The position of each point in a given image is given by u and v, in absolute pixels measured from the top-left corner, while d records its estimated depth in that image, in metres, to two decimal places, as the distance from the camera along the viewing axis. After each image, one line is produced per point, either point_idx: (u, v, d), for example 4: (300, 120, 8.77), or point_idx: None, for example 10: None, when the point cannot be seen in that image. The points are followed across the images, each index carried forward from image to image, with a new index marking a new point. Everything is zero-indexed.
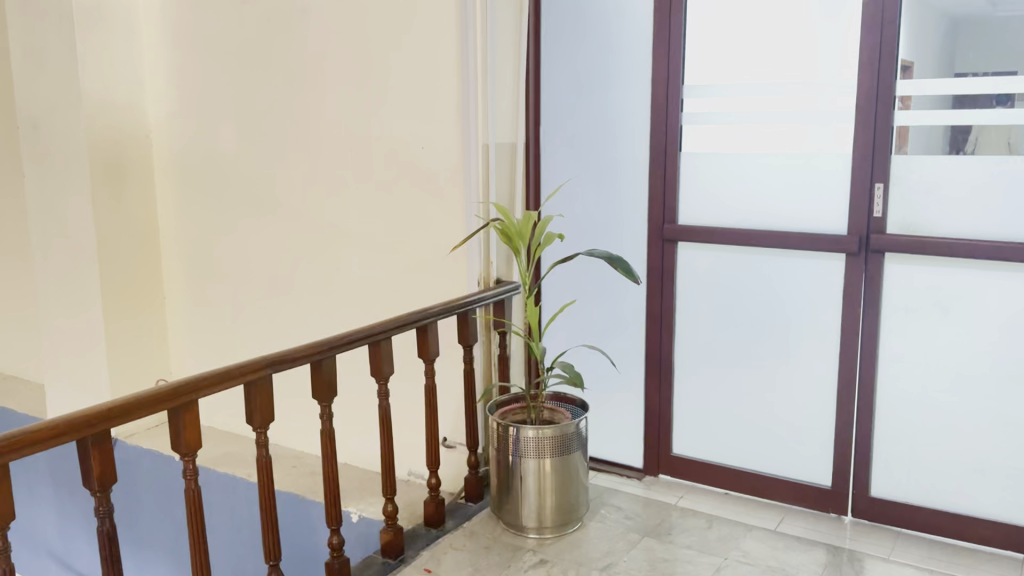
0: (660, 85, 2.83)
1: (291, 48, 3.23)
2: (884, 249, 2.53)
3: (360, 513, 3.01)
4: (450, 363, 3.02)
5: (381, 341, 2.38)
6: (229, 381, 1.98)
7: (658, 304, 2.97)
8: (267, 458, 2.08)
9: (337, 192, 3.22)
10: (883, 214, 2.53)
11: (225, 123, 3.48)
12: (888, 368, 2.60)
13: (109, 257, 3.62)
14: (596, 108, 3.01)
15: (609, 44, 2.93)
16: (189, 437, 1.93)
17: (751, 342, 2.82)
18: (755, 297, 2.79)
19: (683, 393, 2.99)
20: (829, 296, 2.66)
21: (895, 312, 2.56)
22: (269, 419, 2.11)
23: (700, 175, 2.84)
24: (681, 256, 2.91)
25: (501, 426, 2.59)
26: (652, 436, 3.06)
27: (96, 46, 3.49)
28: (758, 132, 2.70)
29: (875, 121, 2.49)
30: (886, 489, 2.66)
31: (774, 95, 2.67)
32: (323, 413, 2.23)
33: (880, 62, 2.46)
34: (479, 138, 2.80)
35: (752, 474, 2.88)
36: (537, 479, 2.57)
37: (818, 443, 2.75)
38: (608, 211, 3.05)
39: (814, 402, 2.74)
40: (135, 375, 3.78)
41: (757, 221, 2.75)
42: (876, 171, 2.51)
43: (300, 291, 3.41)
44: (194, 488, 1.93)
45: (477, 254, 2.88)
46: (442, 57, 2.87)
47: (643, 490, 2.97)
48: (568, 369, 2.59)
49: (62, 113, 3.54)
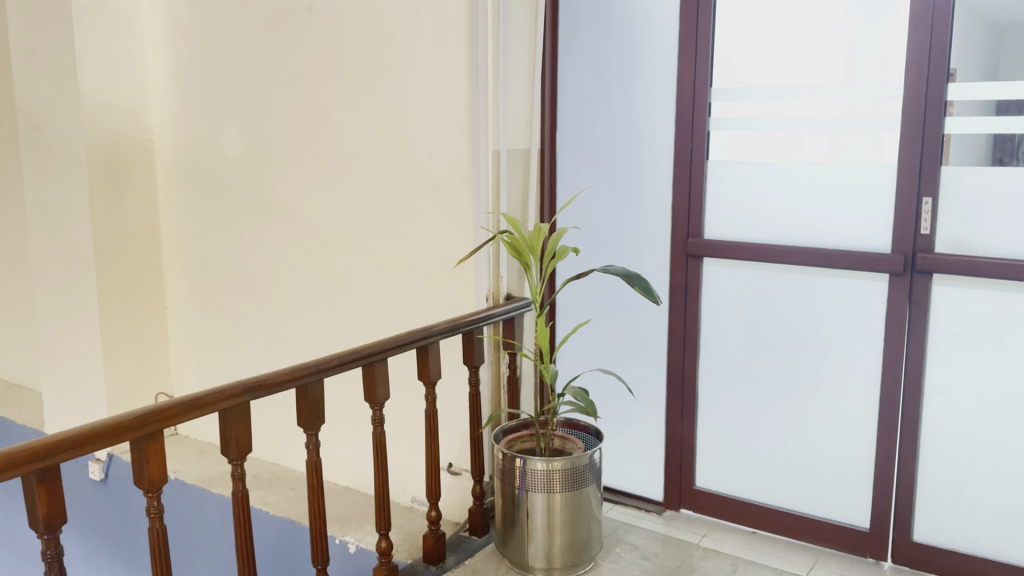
0: (686, 89, 2.62)
1: (295, 47, 3.06)
2: (931, 270, 2.29)
3: (358, 544, 2.80)
4: (456, 385, 2.81)
5: (375, 362, 2.19)
6: (200, 410, 1.80)
7: (681, 325, 2.74)
8: (244, 492, 1.89)
9: (341, 199, 3.04)
10: (931, 231, 2.29)
11: (227, 125, 3.32)
12: (934, 402, 2.36)
13: (107, 265, 3.46)
14: (617, 112, 2.79)
15: (631, 43, 2.72)
16: (153, 471, 1.75)
17: (784, 369, 2.59)
18: (787, 319, 2.56)
19: (707, 422, 2.77)
20: (868, 320, 2.42)
21: (943, 340, 2.32)
22: (246, 450, 1.92)
23: (728, 186, 2.61)
24: (706, 273, 2.69)
25: (507, 456, 2.39)
26: (673, 467, 2.84)
27: (95, 43, 3.34)
28: (792, 141, 2.47)
29: (923, 130, 2.26)
30: (931, 533, 2.41)
31: (810, 99, 2.44)
32: (309, 443, 2.04)
33: (930, 64, 2.23)
34: (489, 143, 2.61)
35: (782, 512, 2.64)
36: (546, 516, 2.36)
37: (854, 480, 2.52)
38: (628, 224, 2.83)
39: (851, 435, 2.50)
40: (134, 388, 3.62)
41: (791, 236, 2.52)
42: (923, 184, 2.28)
43: (303, 303, 3.24)
44: (159, 528, 1.75)
45: (486, 269, 2.68)
46: (452, 57, 2.67)
47: (662, 526, 2.75)
48: (580, 396, 2.37)
49: (60, 113, 3.38)
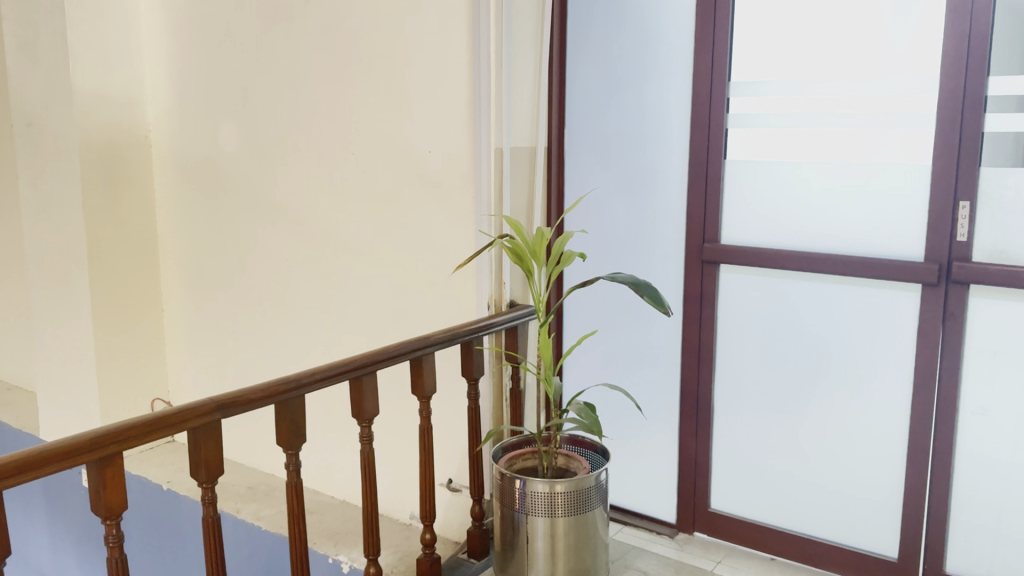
0: (703, 83, 2.44)
1: (292, 40, 2.92)
2: (968, 281, 2.10)
3: (351, 564, 2.65)
4: (455, 397, 2.65)
5: (363, 376, 2.04)
6: (164, 430, 1.66)
7: (696, 336, 2.57)
8: (215, 518, 1.76)
9: (339, 199, 2.90)
10: (968, 238, 2.10)
11: (224, 121, 3.19)
12: (969, 425, 2.17)
13: (100, 266, 3.34)
14: (628, 107, 2.61)
15: (645, 34, 2.54)
16: (111, 497, 1.60)
17: (805, 385, 2.41)
18: (810, 330, 2.38)
19: (723, 439, 2.59)
20: (898, 333, 2.24)
21: (980, 356, 2.13)
22: (217, 473, 1.78)
23: (748, 188, 2.43)
24: (723, 281, 2.52)
25: (507, 476, 2.23)
26: (687, 488, 2.66)
27: (90, 36, 3.21)
28: (817, 140, 2.29)
29: (961, 127, 2.07)
30: (966, 566, 2.23)
31: (837, 95, 2.25)
32: (289, 464, 1.89)
33: (970, 56, 2.03)
34: (491, 140, 2.45)
35: (802, 538, 2.46)
36: (547, 541, 2.20)
37: (883, 508, 2.33)
38: (640, 226, 2.65)
39: (878, 457, 2.32)
40: (129, 393, 3.50)
41: (814, 242, 2.34)
42: (960, 186, 2.09)
43: (300, 308, 3.10)
44: (118, 559, 1.61)
45: (487, 275, 2.52)
46: (454, 50, 2.52)
47: (675, 551, 2.58)
48: (584, 413, 2.21)
49: (53, 108, 3.27)
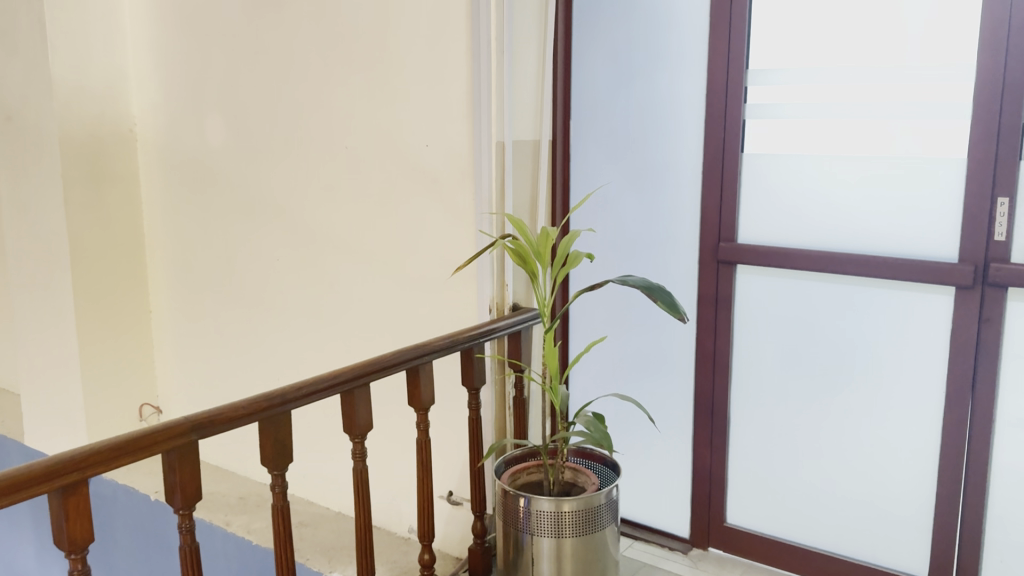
0: (717, 73, 2.28)
1: (280, 28, 2.76)
2: (1006, 283, 1.95)
3: None
4: (455, 406, 2.51)
5: (355, 388, 1.89)
6: (135, 453, 1.51)
7: (711, 342, 2.42)
8: (193, 547, 1.61)
9: (330, 196, 2.75)
10: (1006, 237, 1.95)
11: (210, 114, 3.04)
12: (1006, 438, 2.02)
13: (83, 266, 3.20)
14: (637, 97, 2.45)
15: (655, 19, 2.38)
16: (75, 529, 1.46)
17: (828, 394, 2.26)
18: (833, 336, 2.23)
19: (739, 451, 2.45)
20: (929, 340, 2.09)
21: (1019, 366, 1.98)
22: (194, 498, 1.63)
23: (766, 183, 2.28)
24: (740, 282, 2.37)
25: (510, 493, 2.09)
26: (700, 502, 2.52)
27: (69, 26, 3.06)
28: (841, 133, 2.14)
29: (1000, 118, 1.91)
30: None
31: (859, 86, 2.11)
32: (274, 485, 1.74)
33: (1009, 41, 1.88)
34: (491, 134, 2.30)
35: (825, 556, 2.32)
36: (553, 563, 2.05)
37: (913, 525, 2.19)
38: (652, 226, 2.49)
39: (907, 471, 2.17)
40: (116, 398, 3.37)
41: (837, 243, 2.19)
42: (998, 181, 1.94)
43: (292, 311, 2.96)
44: None
45: (489, 277, 2.37)
46: (450, 38, 2.37)
47: (688, 568, 2.45)
48: (593, 427, 2.06)
49: (33, 102, 3.12)
